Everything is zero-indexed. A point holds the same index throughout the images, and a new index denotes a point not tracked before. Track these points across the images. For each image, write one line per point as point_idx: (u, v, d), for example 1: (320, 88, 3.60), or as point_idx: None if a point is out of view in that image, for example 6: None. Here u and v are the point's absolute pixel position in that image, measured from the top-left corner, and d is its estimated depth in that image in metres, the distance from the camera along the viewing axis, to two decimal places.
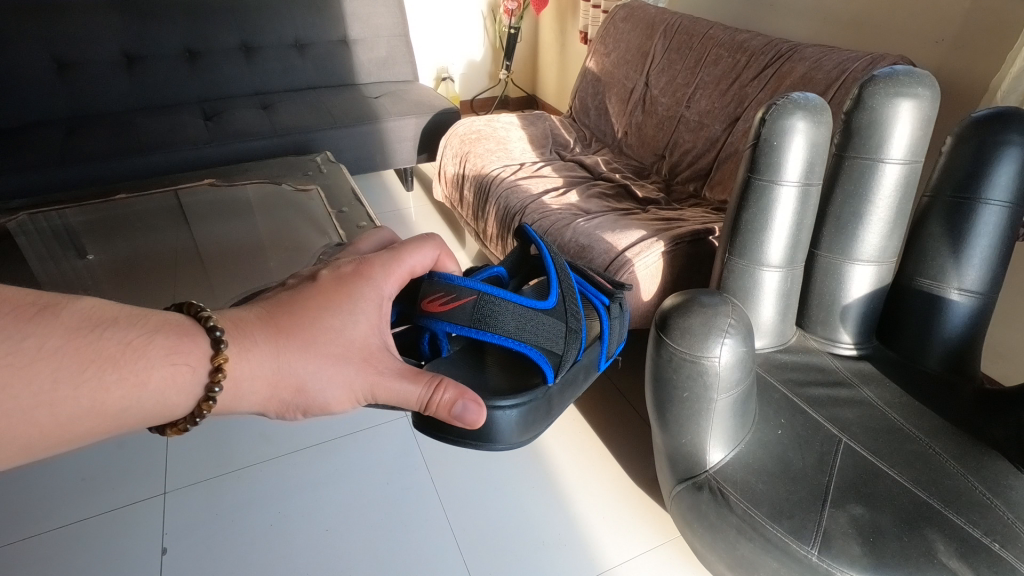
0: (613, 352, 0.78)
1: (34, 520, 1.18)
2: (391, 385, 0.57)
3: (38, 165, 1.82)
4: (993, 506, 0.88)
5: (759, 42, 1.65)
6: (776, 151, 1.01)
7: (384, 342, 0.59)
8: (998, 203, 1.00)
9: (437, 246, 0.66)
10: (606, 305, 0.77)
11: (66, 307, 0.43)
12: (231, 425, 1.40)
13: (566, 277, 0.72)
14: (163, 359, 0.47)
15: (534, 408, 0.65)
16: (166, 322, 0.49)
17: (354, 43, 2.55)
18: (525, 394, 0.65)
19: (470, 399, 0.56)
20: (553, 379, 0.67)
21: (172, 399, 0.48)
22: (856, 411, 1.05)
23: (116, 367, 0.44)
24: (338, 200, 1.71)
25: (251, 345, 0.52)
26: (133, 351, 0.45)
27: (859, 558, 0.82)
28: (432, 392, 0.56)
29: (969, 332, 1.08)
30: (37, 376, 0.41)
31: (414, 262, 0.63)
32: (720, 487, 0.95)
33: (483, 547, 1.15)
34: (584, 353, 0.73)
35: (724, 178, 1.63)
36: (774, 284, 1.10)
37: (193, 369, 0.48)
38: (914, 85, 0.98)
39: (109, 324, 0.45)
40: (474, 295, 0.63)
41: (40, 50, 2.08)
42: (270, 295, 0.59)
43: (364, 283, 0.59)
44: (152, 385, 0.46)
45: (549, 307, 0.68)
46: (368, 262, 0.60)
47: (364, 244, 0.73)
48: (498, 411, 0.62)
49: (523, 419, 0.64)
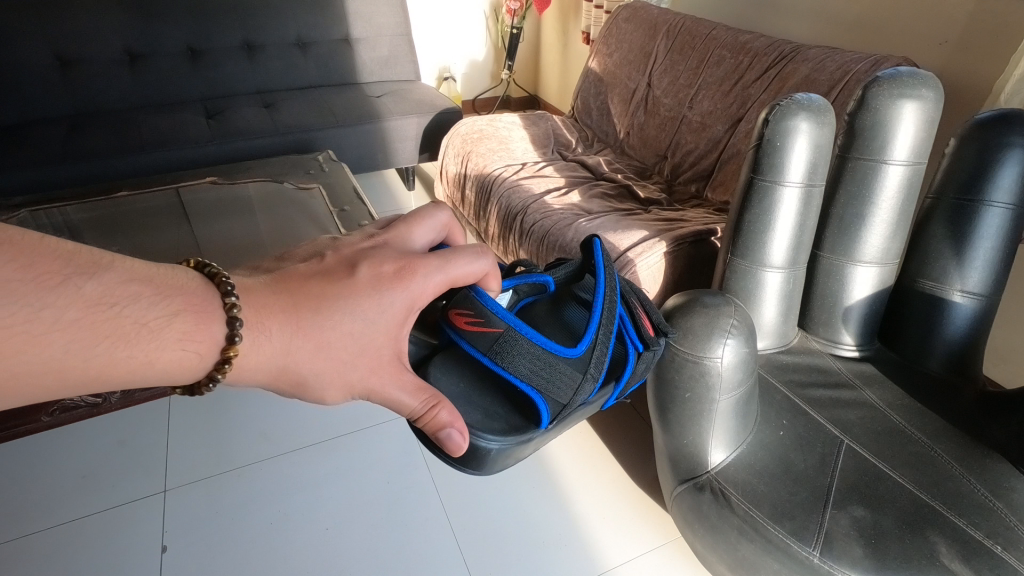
0: (625, 390, 0.70)
1: (34, 518, 1.17)
2: (391, 394, 0.57)
3: (39, 162, 1.81)
4: (995, 508, 0.88)
5: (762, 43, 1.65)
6: (777, 152, 1.01)
7: (398, 351, 0.58)
8: (1001, 205, 1.00)
9: (489, 264, 0.63)
10: (638, 351, 0.70)
11: (92, 277, 0.43)
12: (233, 423, 1.40)
13: (607, 323, 0.65)
14: (175, 343, 0.46)
15: (520, 445, 0.62)
16: (188, 301, 0.47)
17: (355, 43, 2.55)
18: (516, 432, 0.62)
19: (458, 427, 0.57)
20: (547, 425, 0.62)
21: (176, 375, 0.48)
22: (857, 412, 1.05)
23: (128, 344, 0.44)
24: (339, 198, 1.71)
25: (266, 338, 0.51)
26: (146, 332, 0.44)
27: (860, 560, 0.82)
28: (427, 409, 0.57)
29: (970, 334, 1.08)
30: (50, 345, 0.41)
31: (460, 272, 0.60)
32: (721, 488, 0.94)
33: (483, 547, 1.15)
34: (597, 393, 0.66)
35: (726, 179, 1.63)
36: (776, 286, 1.10)
37: (202, 355, 0.48)
38: (918, 86, 0.98)
39: (130, 300, 0.44)
40: (502, 329, 0.64)
41: (42, 49, 2.08)
42: (300, 270, 0.57)
43: (399, 289, 0.56)
44: (157, 366, 0.45)
45: (573, 354, 0.64)
46: (412, 264, 0.57)
47: (419, 230, 0.64)
48: (482, 444, 0.60)
49: (506, 453, 0.62)
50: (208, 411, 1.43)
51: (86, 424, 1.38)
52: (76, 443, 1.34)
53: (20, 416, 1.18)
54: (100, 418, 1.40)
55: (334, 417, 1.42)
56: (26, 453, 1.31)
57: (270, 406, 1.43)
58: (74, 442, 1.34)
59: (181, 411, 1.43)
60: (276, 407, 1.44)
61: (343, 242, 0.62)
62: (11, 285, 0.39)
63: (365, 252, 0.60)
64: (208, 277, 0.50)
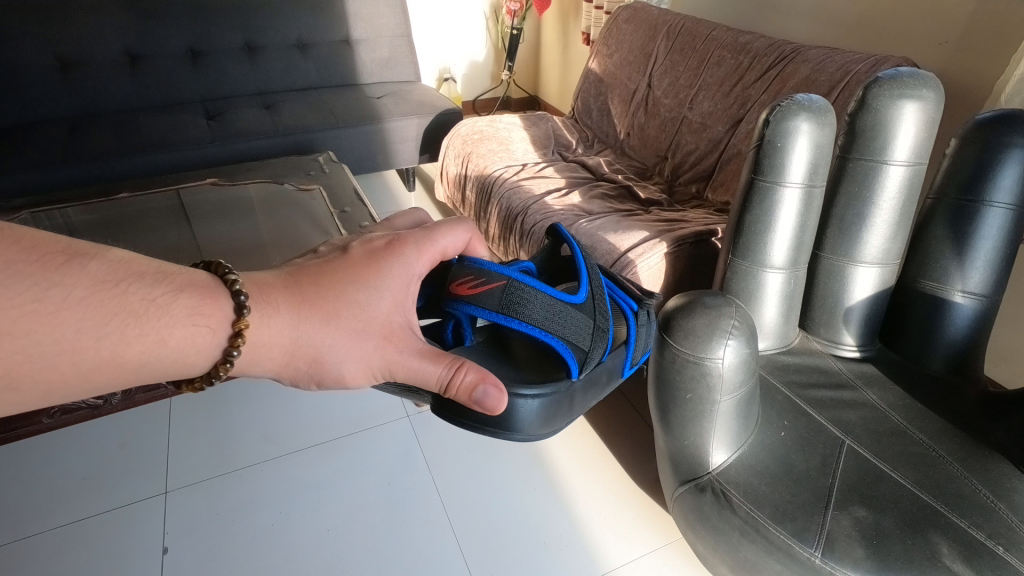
0: (636, 360, 0.76)
1: (36, 518, 1.18)
2: (410, 362, 0.56)
3: (40, 164, 1.82)
4: (996, 509, 0.88)
5: (762, 44, 1.65)
6: (777, 153, 1.01)
7: (407, 321, 0.58)
8: (1002, 205, 1.00)
9: (470, 230, 0.66)
10: (633, 310, 0.76)
11: (94, 258, 0.43)
12: (233, 424, 1.40)
13: (598, 276, 0.71)
14: (185, 318, 0.47)
15: (556, 398, 0.63)
16: (190, 282, 0.49)
17: (356, 44, 2.55)
18: (547, 385, 0.63)
19: (491, 383, 0.55)
20: (576, 373, 0.65)
21: (192, 357, 0.48)
22: (858, 412, 1.05)
23: (139, 322, 0.44)
24: (339, 199, 1.72)
25: (274, 313, 0.52)
26: (155, 309, 0.45)
27: (862, 560, 0.82)
28: (453, 373, 0.56)
29: (972, 334, 1.08)
30: (60, 325, 0.41)
31: (446, 243, 0.63)
32: (723, 488, 0.94)
33: (484, 548, 1.15)
34: (608, 356, 0.71)
35: (727, 180, 1.63)
36: (777, 286, 1.10)
37: (213, 330, 0.49)
38: (919, 87, 0.98)
39: (134, 278, 0.45)
40: (505, 281, 0.62)
41: (42, 50, 2.09)
42: (298, 263, 0.59)
43: (394, 259, 0.58)
44: (171, 344, 0.46)
45: (578, 302, 0.67)
46: (401, 239, 0.60)
47: (399, 220, 0.73)
48: (520, 401, 0.61)
49: (545, 408, 0.63)
50: (209, 411, 1.43)
51: (87, 425, 1.38)
52: (77, 444, 1.34)
53: (20, 418, 1.16)
54: (100, 420, 1.40)
55: (335, 418, 1.42)
56: (27, 454, 1.31)
57: (271, 407, 1.43)
58: (75, 443, 1.34)
59: (182, 412, 1.43)
60: (277, 407, 1.44)
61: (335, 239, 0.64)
62: (16, 266, 0.39)
63: (354, 238, 0.63)
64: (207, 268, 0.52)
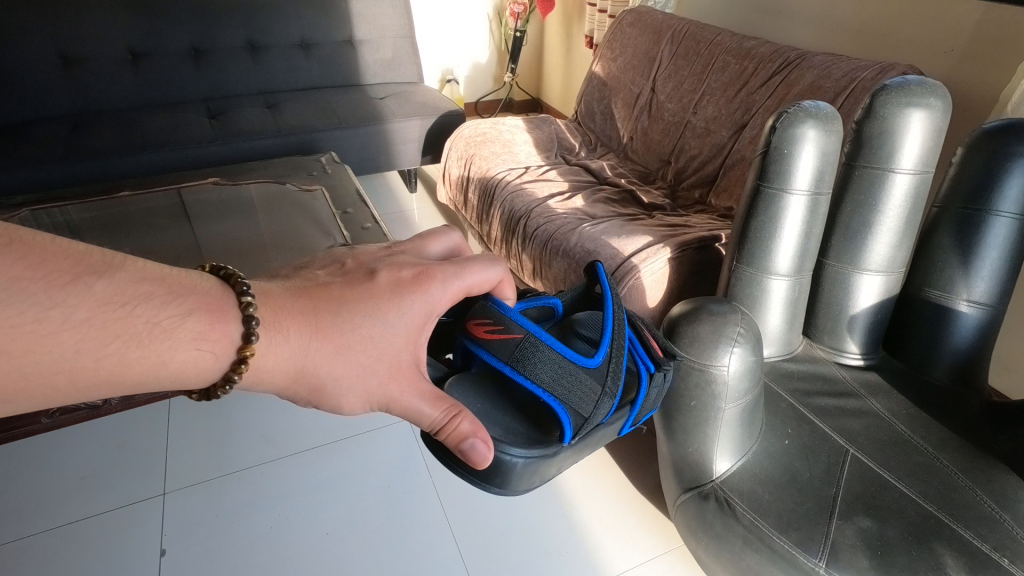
0: (638, 419, 0.66)
1: (32, 519, 1.17)
2: (410, 403, 0.55)
3: (41, 161, 1.81)
4: (1001, 520, 0.87)
5: (767, 50, 1.65)
6: (785, 160, 1.01)
7: (416, 358, 0.57)
8: (1008, 215, 1.00)
9: (503, 270, 0.62)
10: (650, 371, 0.66)
11: (104, 277, 0.42)
12: (233, 425, 1.39)
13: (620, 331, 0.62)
14: (190, 343, 0.45)
15: (544, 462, 0.58)
16: (203, 301, 0.47)
17: (359, 44, 2.54)
18: (539, 447, 0.58)
19: (481, 438, 0.53)
20: (570, 439, 0.58)
21: (191, 378, 0.47)
22: (863, 421, 1.04)
23: (140, 345, 0.43)
24: (341, 200, 1.71)
25: (283, 339, 0.51)
26: (159, 332, 0.44)
27: (866, 571, 0.82)
28: (448, 419, 0.54)
29: (977, 343, 1.08)
30: (60, 346, 0.40)
31: (476, 281, 0.59)
32: (726, 497, 0.94)
33: (485, 554, 1.14)
34: (612, 415, 0.62)
35: (731, 185, 1.63)
36: (782, 293, 1.09)
37: (216, 356, 0.47)
38: (926, 95, 0.98)
39: (142, 299, 0.43)
40: (523, 334, 0.60)
41: (44, 47, 2.08)
42: (321, 277, 0.57)
43: (418, 295, 0.56)
44: (171, 367, 0.45)
45: (592, 363, 0.61)
46: (430, 272, 0.57)
47: (435, 243, 0.64)
48: (506, 458, 0.56)
49: (531, 470, 0.57)
50: (208, 413, 1.42)
51: (84, 424, 1.38)
52: (73, 444, 1.33)
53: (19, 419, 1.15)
54: (97, 420, 1.39)
55: (335, 420, 1.41)
56: (25, 454, 1.30)
57: (270, 410, 1.43)
58: (72, 443, 1.33)
59: (179, 413, 1.42)
60: (276, 409, 1.43)
61: (362, 252, 0.62)
62: (21, 285, 0.38)
63: (383, 260, 0.60)
64: (224, 279, 0.50)
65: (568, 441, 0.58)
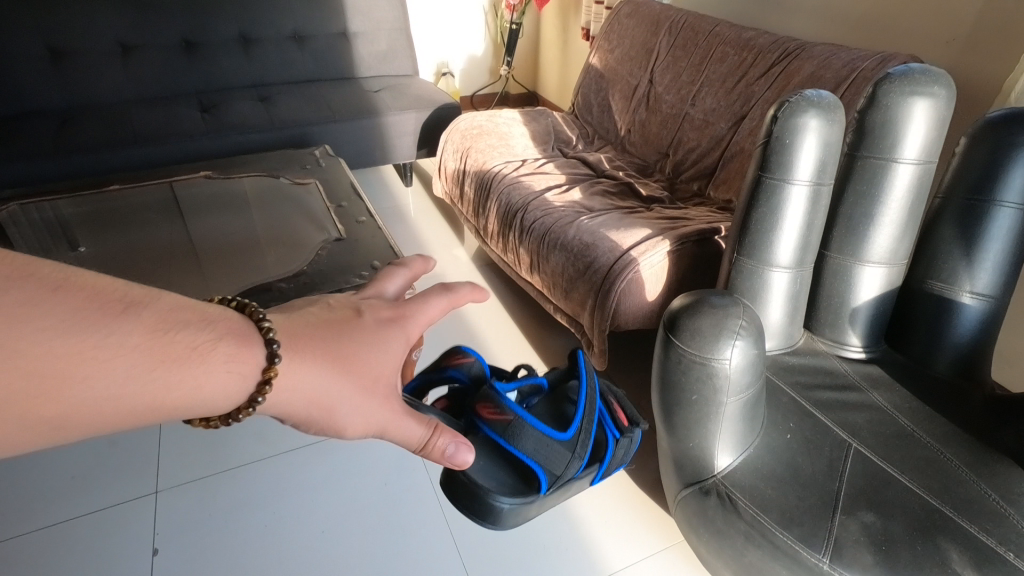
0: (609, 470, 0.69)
1: (21, 519, 1.14)
2: (399, 430, 0.52)
3: (29, 155, 1.78)
4: (1007, 514, 0.86)
5: (767, 40, 1.63)
6: (786, 150, 0.99)
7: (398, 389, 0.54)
8: (1012, 205, 0.99)
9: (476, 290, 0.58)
10: (615, 436, 0.69)
11: (142, 307, 0.39)
12: (227, 422, 1.36)
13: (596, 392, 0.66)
14: (221, 363, 0.42)
15: (525, 507, 0.61)
16: (227, 326, 0.44)
17: (354, 37, 2.51)
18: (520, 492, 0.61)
19: (461, 443, 0.54)
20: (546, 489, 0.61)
21: (212, 402, 0.43)
22: (865, 415, 1.03)
23: (179, 368, 0.40)
24: (335, 194, 1.67)
25: (303, 360, 0.47)
26: (194, 355, 0.41)
27: (871, 567, 0.81)
28: (430, 437, 0.53)
29: (980, 335, 1.06)
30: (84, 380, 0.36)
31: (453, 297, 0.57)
32: (728, 492, 0.92)
33: (483, 552, 1.12)
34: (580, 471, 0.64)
35: (730, 178, 1.61)
36: (783, 286, 1.07)
37: (243, 378, 0.43)
38: (930, 84, 0.96)
39: (179, 325, 0.41)
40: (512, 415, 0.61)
41: (33, 40, 2.05)
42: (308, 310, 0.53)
43: (400, 328, 0.54)
44: (204, 391, 0.42)
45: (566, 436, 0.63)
46: (407, 302, 0.56)
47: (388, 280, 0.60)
48: (496, 504, 0.59)
49: (514, 513, 0.60)
50: None
51: (76, 421, 1.35)
52: (65, 442, 1.31)
53: None
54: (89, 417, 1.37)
55: None
56: (15, 452, 1.28)
57: (265, 406, 1.40)
58: (63, 440, 1.31)
59: None
60: None
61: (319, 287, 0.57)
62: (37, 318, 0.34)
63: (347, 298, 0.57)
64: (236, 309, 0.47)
65: (544, 494, 0.62)
